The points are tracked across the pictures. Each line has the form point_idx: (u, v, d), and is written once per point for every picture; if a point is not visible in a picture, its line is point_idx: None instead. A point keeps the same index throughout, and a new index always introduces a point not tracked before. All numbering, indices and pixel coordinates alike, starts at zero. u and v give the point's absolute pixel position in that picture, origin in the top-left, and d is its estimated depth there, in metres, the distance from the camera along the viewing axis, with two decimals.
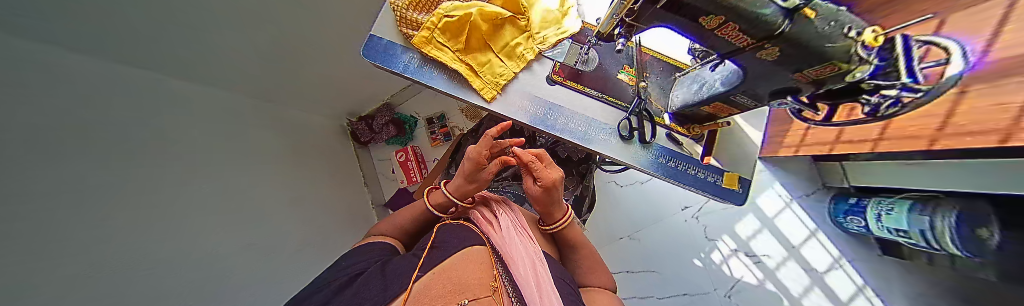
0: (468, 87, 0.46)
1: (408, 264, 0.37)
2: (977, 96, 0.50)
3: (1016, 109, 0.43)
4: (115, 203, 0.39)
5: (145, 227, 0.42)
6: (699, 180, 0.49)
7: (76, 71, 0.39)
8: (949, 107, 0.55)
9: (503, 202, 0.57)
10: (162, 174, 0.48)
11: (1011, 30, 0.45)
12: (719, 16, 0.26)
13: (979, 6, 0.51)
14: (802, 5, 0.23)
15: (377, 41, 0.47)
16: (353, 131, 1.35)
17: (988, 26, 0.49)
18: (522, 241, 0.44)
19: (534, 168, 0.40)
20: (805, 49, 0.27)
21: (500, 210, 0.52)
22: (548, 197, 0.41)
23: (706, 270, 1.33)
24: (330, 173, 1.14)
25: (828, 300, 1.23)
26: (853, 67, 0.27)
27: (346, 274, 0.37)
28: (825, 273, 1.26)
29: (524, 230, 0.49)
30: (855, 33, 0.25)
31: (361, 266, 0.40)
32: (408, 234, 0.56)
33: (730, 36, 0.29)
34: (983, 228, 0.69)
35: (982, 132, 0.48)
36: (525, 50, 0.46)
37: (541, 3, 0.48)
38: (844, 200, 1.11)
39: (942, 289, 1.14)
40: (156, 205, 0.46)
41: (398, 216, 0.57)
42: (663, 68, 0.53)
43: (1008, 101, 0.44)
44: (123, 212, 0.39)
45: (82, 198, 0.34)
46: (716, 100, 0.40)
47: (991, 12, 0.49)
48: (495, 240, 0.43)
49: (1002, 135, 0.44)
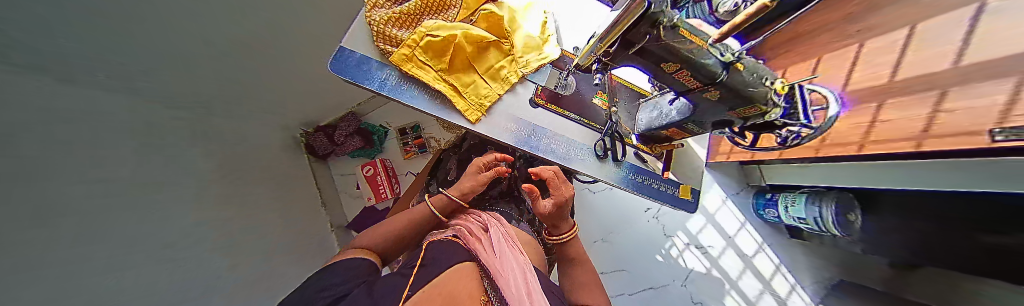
0: (452, 108, 0.45)
1: (395, 287, 0.34)
2: (846, 116, 0.67)
3: (864, 127, 0.61)
4: (69, 262, 0.31)
5: (108, 275, 0.36)
6: (662, 193, 0.56)
7: (57, 96, 0.33)
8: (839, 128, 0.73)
9: (495, 219, 0.57)
10: (122, 208, 0.41)
11: (857, 71, 0.63)
12: (675, 64, 0.32)
13: (838, 49, 0.71)
14: (734, 61, 0.30)
15: (350, 55, 0.43)
16: (307, 144, 1.16)
17: (846, 59, 0.67)
18: (513, 258, 0.44)
19: (552, 183, 0.44)
20: (737, 93, 0.33)
21: (491, 225, 0.52)
22: (558, 212, 0.45)
23: (665, 264, 1.49)
24: (292, 192, 1.00)
25: (755, 279, 1.50)
26: (768, 109, 0.34)
27: (324, 291, 0.31)
28: (752, 256, 1.52)
29: (513, 246, 0.49)
30: (767, 83, 0.33)
31: (340, 278, 0.34)
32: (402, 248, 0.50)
33: (683, 79, 0.34)
34: (851, 213, 0.95)
35: (844, 144, 0.66)
36: (508, 73, 0.48)
37: (523, 28, 0.50)
38: (761, 195, 1.37)
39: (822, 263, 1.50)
40: (115, 259, 0.38)
41: (388, 226, 0.49)
42: (629, 94, 0.59)
43: (858, 122, 0.62)
44: (85, 277, 0.32)
45: (50, 269, 0.27)
46: (672, 126, 0.47)
47: (847, 53, 0.67)
48: (484, 253, 0.43)
49: (858, 147, 0.62)
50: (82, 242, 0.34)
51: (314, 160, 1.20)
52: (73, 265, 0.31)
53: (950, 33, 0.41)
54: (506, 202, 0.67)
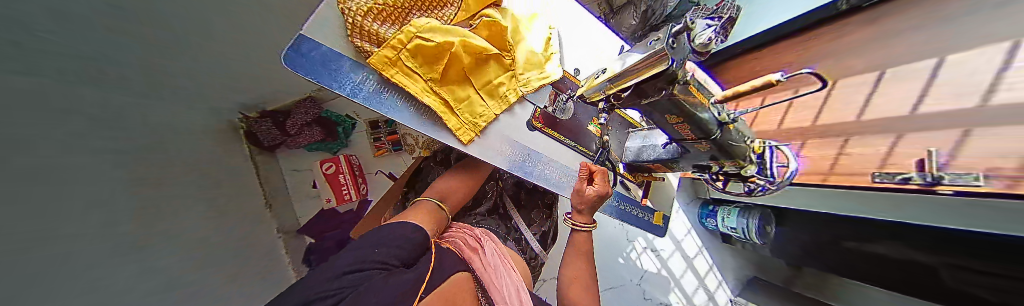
0: (442, 125, 0.40)
1: (413, 279, 0.33)
2: None
3: None
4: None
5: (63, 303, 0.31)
6: (639, 219, 0.60)
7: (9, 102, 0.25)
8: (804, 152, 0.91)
9: (486, 235, 0.55)
10: (65, 218, 0.35)
11: (874, 100, 0.70)
12: (678, 117, 0.32)
13: (851, 79, 0.78)
14: (728, 121, 0.31)
15: (313, 46, 0.33)
16: (248, 133, 0.92)
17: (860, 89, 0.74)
18: (507, 275, 0.47)
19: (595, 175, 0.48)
20: (723, 147, 0.36)
21: (486, 239, 0.53)
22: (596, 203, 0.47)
23: (625, 265, 1.65)
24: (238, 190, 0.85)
25: (693, 277, 1.74)
26: (744, 163, 0.37)
27: (360, 261, 0.30)
28: (693, 258, 1.76)
29: (507, 262, 0.51)
30: (748, 141, 0.36)
31: (378, 253, 0.33)
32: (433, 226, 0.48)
33: (680, 130, 0.36)
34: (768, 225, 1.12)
35: None
36: (507, 90, 0.44)
37: (526, 42, 0.46)
38: (705, 206, 1.57)
39: None
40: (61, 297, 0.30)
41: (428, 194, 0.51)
42: (621, 123, 0.58)
43: None
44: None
45: None
46: (659, 162, 0.49)
47: (862, 84, 0.74)
48: (480, 267, 0.45)
49: None
50: (22, 268, 0.28)
51: (256, 152, 0.98)
52: (19, 297, 0.26)
53: (989, 73, 0.47)
54: (493, 220, 0.63)
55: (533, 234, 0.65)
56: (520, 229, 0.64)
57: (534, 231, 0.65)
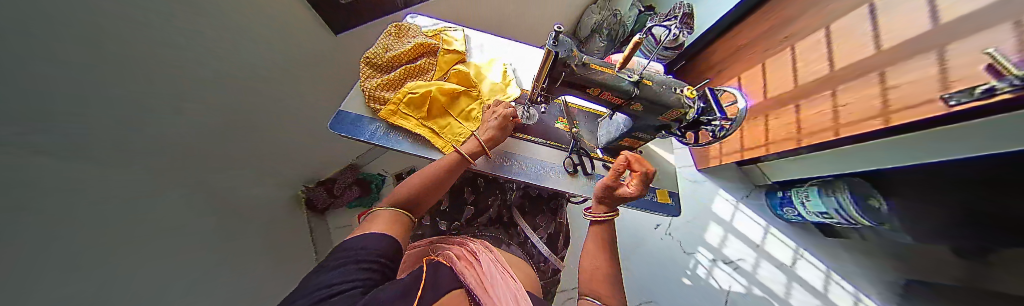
0: (431, 146, 0.54)
1: (400, 293, 0.30)
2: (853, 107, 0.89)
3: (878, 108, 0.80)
4: None
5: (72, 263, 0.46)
6: (641, 198, 0.60)
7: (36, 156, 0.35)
8: (881, 88, 0.79)
9: (484, 246, 0.59)
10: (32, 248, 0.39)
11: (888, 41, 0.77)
12: (596, 88, 0.40)
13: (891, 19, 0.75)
14: (639, 79, 0.38)
15: (348, 114, 0.54)
16: (307, 199, 1.41)
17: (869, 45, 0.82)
18: (499, 277, 0.46)
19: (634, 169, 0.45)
20: (652, 102, 0.41)
21: (478, 250, 0.55)
22: (618, 194, 0.47)
23: (696, 287, 1.42)
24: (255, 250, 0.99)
25: (807, 293, 1.40)
26: (685, 110, 0.41)
27: (351, 263, 0.30)
28: (791, 265, 1.46)
29: (501, 267, 0.51)
30: (679, 91, 0.41)
31: (371, 253, 0.32)
32: (421, 197, 0.46)
33: (610, 99, 0.42)
34: (876, 199, 1.12)
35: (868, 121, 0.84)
36: (478, 113, 0.58)
37: (487, 78, 0.64)
38: (774, 194, 1.47)
39: (865, 255, 1.40)
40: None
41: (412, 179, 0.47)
42: (588, 117, 0.66)
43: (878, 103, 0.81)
44: None
45: None
46: (624, 136, 0.53)
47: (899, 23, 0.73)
48: (473, 283, 0.42)
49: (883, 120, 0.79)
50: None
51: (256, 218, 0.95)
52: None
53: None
54: (496, 228, 0.71)
55: (541, 238, 0.72)
56: (526, 232, 0.72)
57: (541, 234, 0.72)
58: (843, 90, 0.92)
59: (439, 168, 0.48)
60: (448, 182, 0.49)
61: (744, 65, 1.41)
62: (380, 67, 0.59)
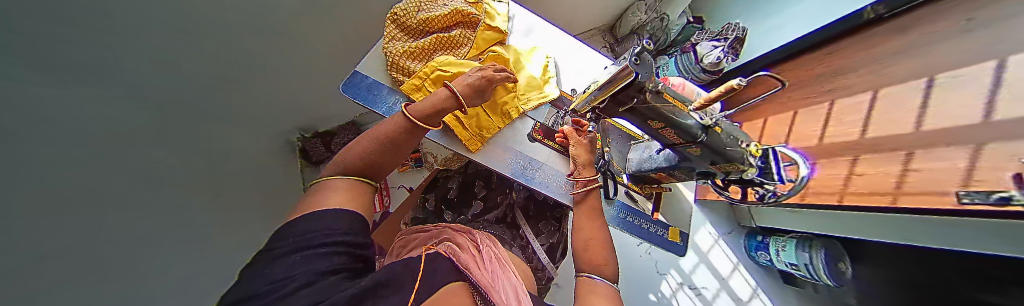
0: (455, 137, 0.51)
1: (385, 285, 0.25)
2: (865, 179, 0.89)
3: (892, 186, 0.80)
4: None
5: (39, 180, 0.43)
6: (650, 232, 0.62)
7: None
8: (902, 168, 0.78)
9: (487, 239, 0.57)
10: None
11: (930, 124, 0.74)
12: (660, 123, 0.36)
13: (950, 104, 0.70)
14: (711, 125, 0.34)
15: (363, 77, 0.48)
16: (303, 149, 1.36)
17: (908, 122, 0.79)
18: (501, 274, 0.44)
19: None
20: (714, 150, 0.37)
21: (481, 243, 0.53)
22: None
23: (658, 303, 1.54)
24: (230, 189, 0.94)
25: None
26: (744, 167, 0.37)
27: (305, 249, 0.22)
28: (746, 300, 1.59)
29: (503, 264, 0.49)
30: (745, 145, 0.37)
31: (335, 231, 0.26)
32: (377, 161, 0.37)
33: (669, 135, 0.38)
34: (842, 262, 1.15)
35: (877, 197, 0.84)
36: (509, 108, 0.55)
37: (527, 70, 0.57)
38: (753, 237, 1.53)
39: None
40: None
41: (359, 144, 0.38)
42: (621, 136, 0.62)
43: (892, 181, 0.80)
44: None
45: None
46: (659, 171, 0.50)
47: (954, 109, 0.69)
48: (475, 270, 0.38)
49: (890, 199, 0.79)
50: None
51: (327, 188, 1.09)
52: None
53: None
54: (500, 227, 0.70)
55: (542, 245, 0.72)
56: (529, 238, 0.70)
57: (542, 242, 0.72)
58: (864, 160, 0.91)
59: (399, 127, 0.39)
60: (412, 141, 0.42)
61: (779, 108, 1.36)
62: (409, 29, 0.51)
